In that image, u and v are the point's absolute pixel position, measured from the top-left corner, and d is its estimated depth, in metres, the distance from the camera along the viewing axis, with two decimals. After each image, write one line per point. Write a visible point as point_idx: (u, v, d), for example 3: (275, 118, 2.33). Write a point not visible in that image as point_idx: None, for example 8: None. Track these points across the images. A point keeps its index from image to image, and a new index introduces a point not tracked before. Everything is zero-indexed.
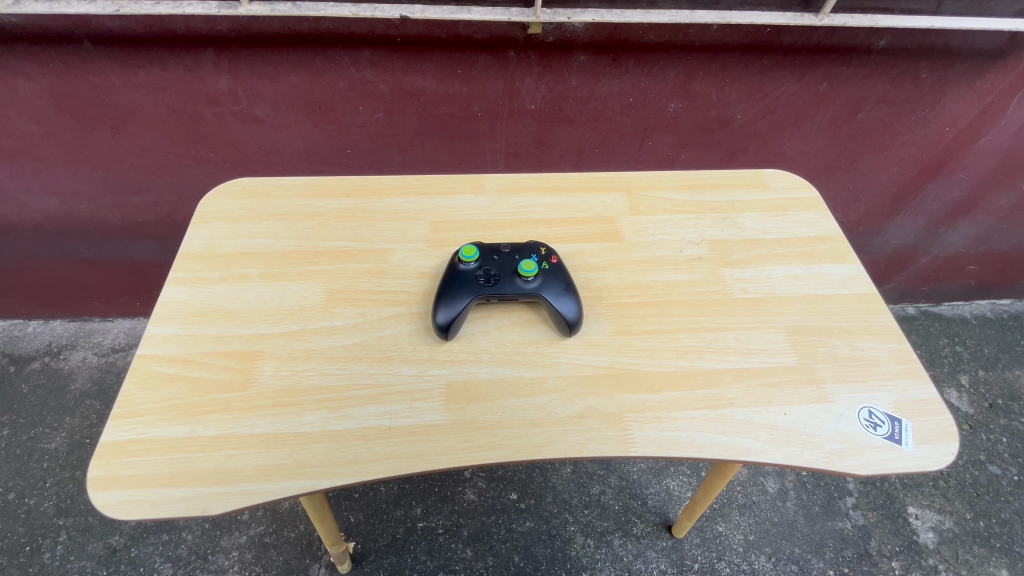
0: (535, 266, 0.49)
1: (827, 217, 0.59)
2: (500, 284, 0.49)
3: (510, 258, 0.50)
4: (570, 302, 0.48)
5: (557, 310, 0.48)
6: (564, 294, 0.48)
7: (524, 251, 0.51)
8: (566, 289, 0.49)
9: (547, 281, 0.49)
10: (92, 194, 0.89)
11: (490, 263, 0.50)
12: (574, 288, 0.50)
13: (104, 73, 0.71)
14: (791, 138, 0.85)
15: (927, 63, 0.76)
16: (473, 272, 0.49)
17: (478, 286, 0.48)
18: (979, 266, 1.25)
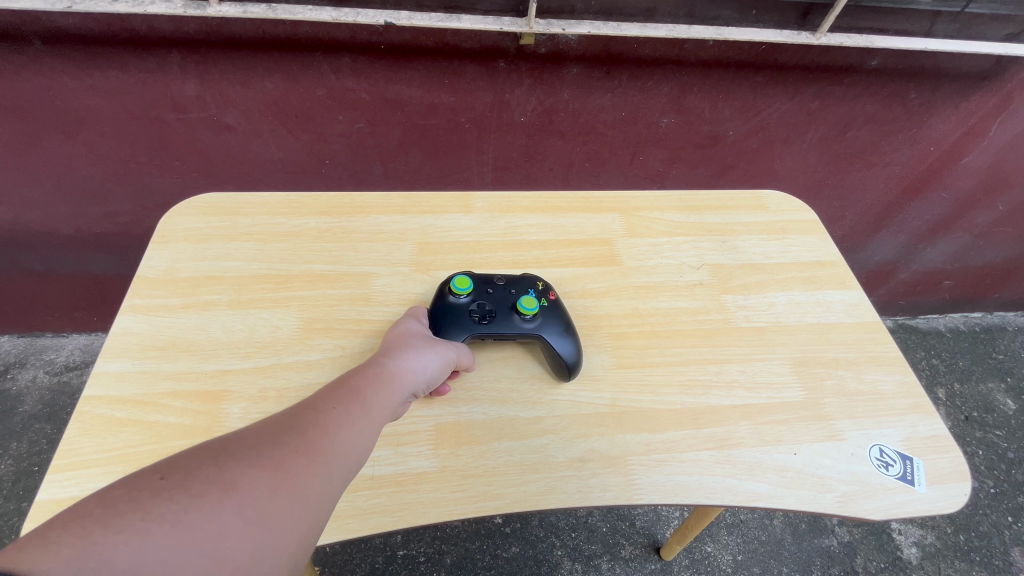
0: (536, 305, 0.46)
1: (826, 240, 0.58)
2: (496, 321, 0.45)
3: (507, 293, 0.47)
4: (573, 349, 0.44)
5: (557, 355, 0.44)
6: (566, 339, 0.44)
7: (523, 287, 0.47)
8: (568, 335, 0.45)
9: (548, 322, 0.45)
10: (44, 203, 0.82)
11: (485, 298, 0.46)
12: (577, 332, 0.46)
13: (56, 74, 0.65)
14: (780, 155, 0.85)
15: (917, 84, 0.75)
16: (466, 306, 0.45)
17: (472, 320, 0.44)
18: (954, 281, 1.27)
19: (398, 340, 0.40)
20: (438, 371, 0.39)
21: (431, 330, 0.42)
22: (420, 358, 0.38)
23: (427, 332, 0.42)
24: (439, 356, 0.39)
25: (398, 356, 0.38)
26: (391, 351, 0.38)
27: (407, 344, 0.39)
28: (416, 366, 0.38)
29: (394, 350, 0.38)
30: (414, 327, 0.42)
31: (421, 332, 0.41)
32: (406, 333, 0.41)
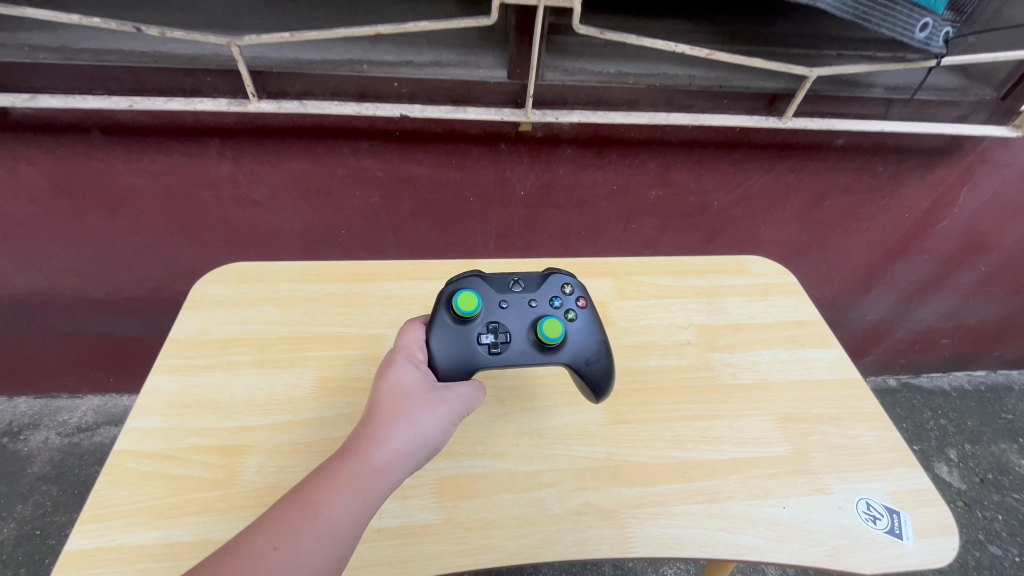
0: (558, 326, 0.47)
1: (806, 301, 0.62)
2: (522, 351, 0.47)
3: (526, 316, 0.48)
4: (601, 374, 0.48)
5: (590, 384, 0.47)
6: (595, 364, 0.48)
7: (540, 305, 0.49)
8: (594, 353, 0.48)
9: (574, 347, 0.48)
10: (80, 271, 0.89)
11: (506, 326, 0.48)
12: (603, 343, 0.49)
13: (108, 158, 0.73)
14: (764, 222, 0.91)
15: (883, 159, 0.82)
16: (488, 336, 0.47)
17: (500, 354, 0.46)
18: (951, 339, 1.30)
19: (392, 401, 0.39)
20: (434, 433, 0.39)
21: (427, 384, 0.41)
22: (413, 431, 0.38)
23: (423, 387, 0.41)
24: (433, 424, 0.39)
25: (388, 429, 0.38)
26: (381, 420, 0.38)
27: (398, 413, 0.38)
28: (406, 442, 0.37)
29: (386, 420, 0.38)
30: (410, 380, 0.41)
31: (417, 388, 0.40)
32: (400, 389, 0.40)
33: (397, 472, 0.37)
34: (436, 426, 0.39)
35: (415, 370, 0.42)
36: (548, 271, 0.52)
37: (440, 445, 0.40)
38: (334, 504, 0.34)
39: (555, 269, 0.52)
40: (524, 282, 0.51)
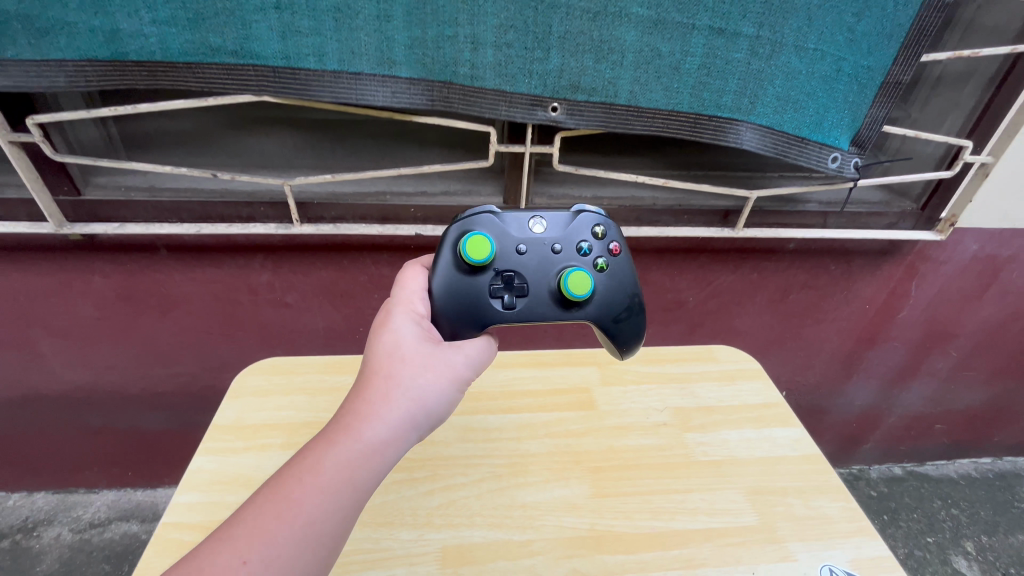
0: (587, 279, 0.47)
1: (770, 385, 0.70)
2: (549, 306, 0.48)
3: (550, 268, 0.48)
4: (630, 329, 0.50)
5: (619, 338, 0.49)
6: (623, 319, 0.49)
7: (565, 254, 0.49)
8: (623, 307, 0.49)
9: (601, 301, 0.48)
10: (122, 368, 0.98)
11: (529, 281, 0.48)
12: (632, 295, 0.50)
13: (168, 270, 0.86)
14: (737, 314, 1.01)
15: (834, 259, 0.94)
16: (510, 291, 0.47)
17: (525, 311, 0.47)
18: (945, 425, 1.32)
19: (383, 373, 0.39)
20: (434, 394, 0.39)
21: (422, 351, 0.41)
22: (408, 403, 0.38)
23: (418, 354, 0.40)
24: (431, 395, 0.39)
25: (382, 404, 0.37)
26: (374, 394, 0.38)
27: (391, 385, 0.38)
28: (405, 403, 0.38)
29: (378, 396, 0.38)
30: (404, 347, 0.40)
31: (412, 358, 0.40)
32: (394, 355, 0.40)
33: (396, 449, 0.37)
34: (432, 396, 0.39)
35: (409, 335, 0.42)
36: (572, 212, 0.51)
37: (444, 405, 0.40)
38: (326, 493, 0.34)
39: (581, 205, 0.51)
40: (547, 224, 0.50)
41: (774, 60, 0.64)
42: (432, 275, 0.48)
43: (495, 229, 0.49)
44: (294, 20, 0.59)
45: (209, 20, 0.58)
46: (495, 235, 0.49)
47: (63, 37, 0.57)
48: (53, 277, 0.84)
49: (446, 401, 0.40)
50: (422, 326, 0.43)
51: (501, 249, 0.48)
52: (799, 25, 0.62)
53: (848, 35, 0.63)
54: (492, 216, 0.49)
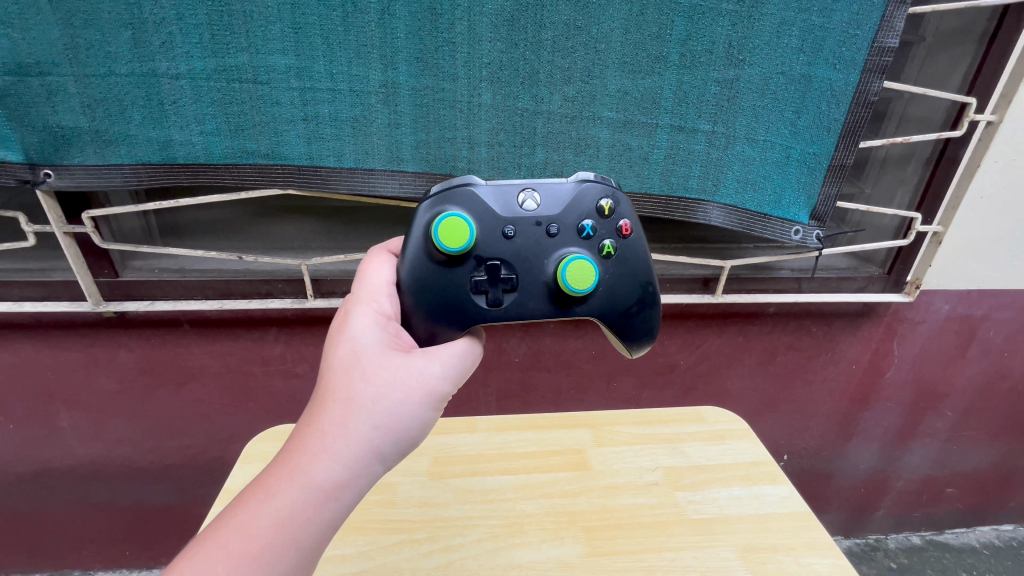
0: (587, 271, 0.43)
1: (758, 443, 0.72)
2: (544, 302, 0.44)
3: (545, 255, 0.44)
4: (639, 324, 0.46)
5: (626, 335, 0.46)
6: (631, 316, 0.45)
7: (563, 238, 0.44)
8: (632, 300, 0.45)
9: (605, 294, 0.45)
10: (135, 440, 1.01)
11: (520, 272, 0.44)
12: (642, 284, 0.45)
13: (188, 344, 0.92)
14: (728, 377, 1.05)
15: (815, 322, 0.99)
16: (497, 285, 0.43)
17: (516, 309, 0.44)
18: (958, 489, 1.29)
19: (343, 392, 0.37)
20: (404, 409, 0.37)
21: (386, 364, 0.38)
22: (372, 426, 0.37)
23: (388, 365, 0.38)
24: (398, 414, 0.37)
25: (343, 428, 0.36)
26: (338, 412, 0.37)
27: (352, 406, 0.37)
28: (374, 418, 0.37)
29: (339, 419, 0.36)
30: (364, 360, 0.38)
31: (374, 375, 0.38)
32: (365, 364, 0.38)
33: (364, 466, 0.36)
34: (400, 414, 0.37)
35: (370, 345, 0.39)
36: (573, 183, 0.45)
37: (418, 420, 0.38)
38: (289, 513, 0.34)
39: (583, 177, 0.45)
40: (541, 200, 0.44)
41: (730, 150, 0.74)
42: (404, 263, 0.43)
43: (478, 206, 0.43)
44: (318, 128, 0.69)
45: (247, 131, 0.68)
46: (479, 214, 0.43)
47: (124, 147, 0.68)
48: (82, 352, 0.90)
49: (420, 416, 0.38)
50: (388, 331, 0.41)
51: (486, 232, 0.43)
52: (748, 122, 0.72)
53: (792, 128, 0.73)
54: (474, 190, 0.44)
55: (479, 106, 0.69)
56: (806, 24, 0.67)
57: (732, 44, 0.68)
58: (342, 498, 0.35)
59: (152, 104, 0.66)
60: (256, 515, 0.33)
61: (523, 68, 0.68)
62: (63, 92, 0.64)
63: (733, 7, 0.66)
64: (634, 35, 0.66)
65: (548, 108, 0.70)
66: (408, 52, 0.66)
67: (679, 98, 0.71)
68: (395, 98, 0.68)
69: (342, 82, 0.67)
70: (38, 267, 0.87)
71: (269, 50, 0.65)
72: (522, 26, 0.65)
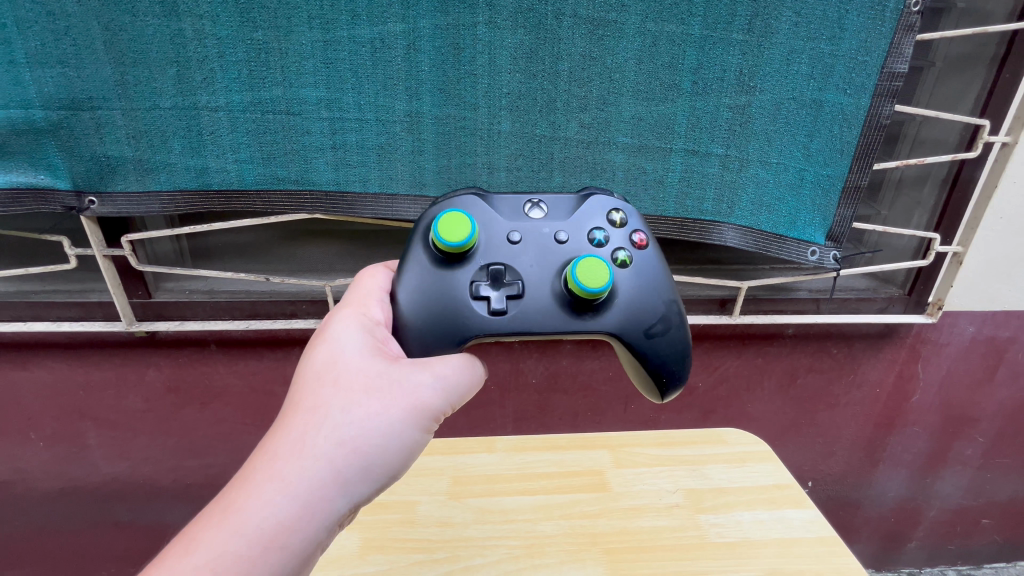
0: (598, 269, 0.40)
1: (781, 466, 0.70)
2: (552, 309, 0.41)
3: (553, 261, 0.43)
4: (658, 340, 0.42)
5: (644, 353, 0.42)
6: (648, 331, 0.42)
7: (571, 245, 0.43)
8: (648, 313, 0.42)
9: (619, 305, 0.42)
10: (158, 459, 1.03)
11: (525, 277, 0.42)
12: (661, 298, 0.43)
13: (214, 363, 0.94)
14: (748, 400, 1.04)
15: (835, 343, 0.98)
16: (500, 288, 0.41)
17: (521, 315, 0.41)
18: (994, 520, 1.24)
19: (316, 399, 0.37)
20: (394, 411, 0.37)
21: (363, 368, 0.38)
22: (347, 434, 0.36)
23: (378, 368, 0.39)
24: (376, 422, 0.37)
25: (323, 434, 0.36)
26: (330, 408, 0.37)
27: (336, 407, 0.37)
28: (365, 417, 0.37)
29: (310, 427, 0.36)
30: (348, 362, 0.39)
31: (351, 381, 0.38)
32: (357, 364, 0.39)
33: (354, 462, 0.36)
34: (379, 422, 0.37)
35: (349, 350, 0.39)
36: (580, 196, 0.46)
37: (408, 423, 0.38)
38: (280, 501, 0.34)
39: (590, 191, 0.46)
40: (547, 213, 0.45)
41: (743, 173, 0.75)
42: (405, 272, 0.43)
43: (485, 216, 0.44)
44: (345, 155, 0.73)
45: (279, 158, 0.72)
46: (486, 223, 0.44)
47: (163, 175, 0.72)
48: (113, 371, 0.93)
49: (405, 422, 0.38)
50: (372, 334, 0.41)
51: (491, 242, 0.43)
52: (761, 146, 0.74)
53: (804, 151, 0.74)
54: (482, 201, 0.45)
55: (499, 133, 0.72)
56: (815, 53, 0.69)
57: (743, 72, 0.70)
58: (330, 499, 0.35)
59: (192, 134, 0.70)
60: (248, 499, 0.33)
61: (541, 98, 0.71)
62: (111, 124, 0.69)
63: (743, 37, 0.68)
64: (647, 65, 0.69)
65: (565, 134, 0.73)
66: (431, 84, 0.69)
67: (693, 124, 0.73)
68: (419, 127, 0.72)
69: (369, 113, 0.70)
70: (77, 289, 0.91)
71: (301, 84, 0.69)
72: (540, 58, 0.68)
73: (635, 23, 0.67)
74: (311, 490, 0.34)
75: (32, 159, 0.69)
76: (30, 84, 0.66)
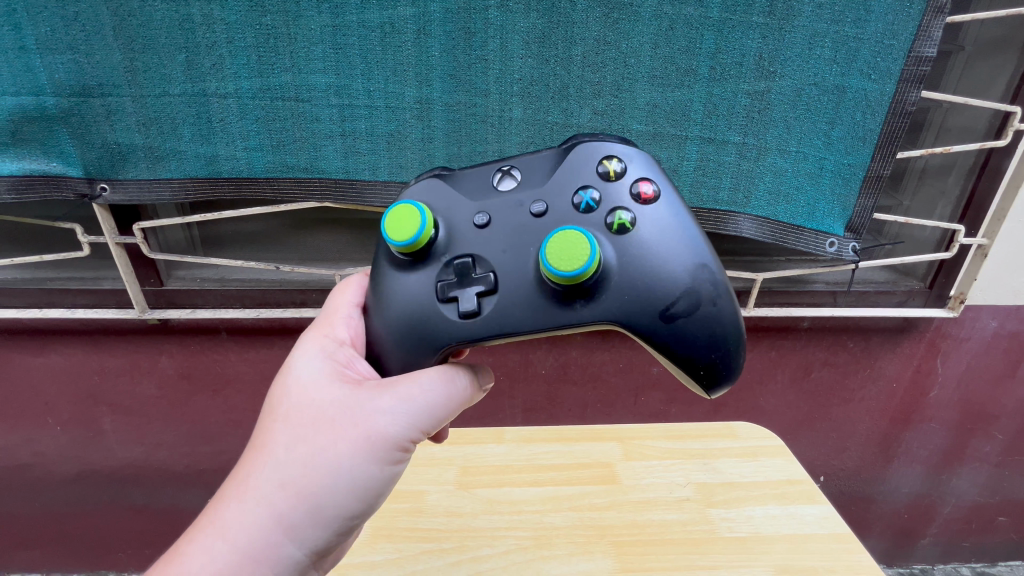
0: (571, 242, 0.36)
1: (793, 460, 0.69)
2: (533, 302, 0.37)
3: (532, 241, 0.39)
4: (682, 324, 0.36)
5: (669, 345, 0.37)
6: (667, 313, 0.36)
7: (551, 217, 0.39)
8: (666, 292, 0.36)
9: (619, 285, 0.37)
10: (171, 444, 1.05)
11: (498, 267, 0.39)
12: (682, 271, 0.37)
13: (225, 351, 0.95)
14: (760, 393, 1.02)
15: (852, 337, 0.96)
16: (469, 284, 0.38)
17: (499, 313, 0.38)
18: (1010, 518, 1.21)
19: (292, 425, 0.40)
20: (364, 439, 0.39)
21: (320, 401, 0.40)
22: (318, 460, 0.38)
23: (347, 396, 0.40)
24: (348, 448, 0.39)
25: (297, 459, 0.38)
26: (304, 436, 0.39)
27: (308, 435, 0.39)
28: (335, 446, 0.39)
29: (285, 454, 0.39)
30: (318, 390, 0.40)
31: (322, 408, 0.40)
32: (327, 392, 0.40)
33: (328, 485, 0.39)
34: (337, 456, 0.39)
35: (319, 375, 0.41)
36: (558, 159, 0.41)
37: (380, 449, 0.40)
38: (261, 520, 0.37)
39: (569, 150, 0.41)
40: (521, 182, 0.41)
41: (761, 162, 0.73)
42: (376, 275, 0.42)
43: (449, 203, 0.41)
44: (355, 143, 0.72)
45: (289, 146, 0.72)
46: (452, 210, 0.41)
47: (173, 163, 0.71)
48: (126, 357, 0.94)
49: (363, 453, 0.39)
50: (333, 359, 0.42)
51: (458, 228, 0.40)
52: (780, 133, 0.72)
53: (825, 139, 0.72)
54: (449, 187, 0.42)
55: (510, 120, 0.71)
56: (839, 36, 0.66)
57: (762, 56, 0.68)
58: (308, 516, 0.38)
59: (201, 121, 0.70)
60: (235, 516, 0.37)
61: (554, 84, 0.69)
62: (121, 111, 0.69)
63: (763, 20, 0.66)
64: (664, 49, 0.67)
65: (577, 122, 0.71)
66: (442, 70, 0.68)
67: (709, 111, 0.71)
68: (429, 114, 0.70)
69: (379, 100, 0.69)
70: (91, 276, 0.91)
71: (310, 70, 0.68)
72: (553, 42, 0.67)
73: (651, 6, 0.65)
74: (272, 532, 0.37)
75: (45, 146, 0.69)
76: (42, 70, 0.66)
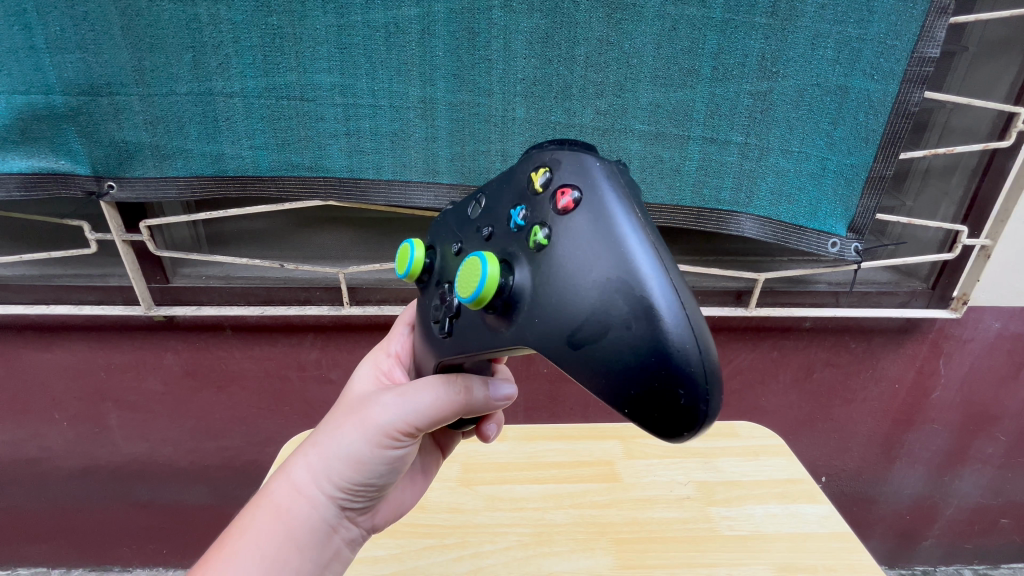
0: (470, 271, 0.34)
1: (794, 460, 0.69)
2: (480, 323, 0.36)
3: None
4: (588, 356, 0.30)
5: (585, 380, 0.30)
6: (575, 340, 0.30)
7: (493, 240, 0.37)
8: (569, 318, 0.31)
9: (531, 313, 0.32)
10: (177, 440, 1.06)
11: None
12: (593, 289, 0.30)
13: (230, 348, 0.96)
14: (762, 393, 1.02)
15: (853, 338, 0.96)
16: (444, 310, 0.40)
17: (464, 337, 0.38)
18: (1012, 520, 1.21)
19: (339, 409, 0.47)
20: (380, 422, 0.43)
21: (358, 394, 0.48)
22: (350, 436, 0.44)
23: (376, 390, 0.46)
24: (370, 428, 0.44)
25: (338, 433, 0.45)
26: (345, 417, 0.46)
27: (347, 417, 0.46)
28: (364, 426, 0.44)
29: (332, 428, 0.46)
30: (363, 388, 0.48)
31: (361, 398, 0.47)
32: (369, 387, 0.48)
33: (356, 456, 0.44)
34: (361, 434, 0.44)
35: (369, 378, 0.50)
36: (509, 173, 0.38)
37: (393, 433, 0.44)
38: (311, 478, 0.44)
39: (517, 163, 0.38)
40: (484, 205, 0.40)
41: (764, 162, 0.73)
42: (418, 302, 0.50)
43: (442, 235, 0.43)
44: (359, 142, 0.72)
45: (293, 144, 0.72)
46: (443, 241, 0.43)
47: (180, 161, 0.72)
48: (133, 354, 0.95)
49: (377, 434, 0.44)
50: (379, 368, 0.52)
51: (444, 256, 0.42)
52: (782, 134, 0.72)
53: (828, 140, 0.72)
54: (442, 220, 0.44)
55: (513, 120, 0.71)
56: (841, 36, 0.67)
57: (765, 56, 0.68)
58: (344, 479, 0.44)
59: (208, 120, 0.70)
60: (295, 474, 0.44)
61: (557, 83, 0.69)
62: (129, 110, 0.69)
63: (766, 20, 0.66)
64: (666, 50, 0.67)
65: (580, 121, 0.72)
66: (446, 70, 0.69)
67: (712, 111, 0.71)
68: (433, 113, 0.71)
69: (383, 98, 0.70)
70: (98, 273, 0.92)
71: (315, 69, 0.68)
72: (556, 42, 0.67)
73: (653, 7, 0.65)
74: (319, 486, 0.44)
75: (53, 143, 0.70)
76: (50, 69, 0.67)
